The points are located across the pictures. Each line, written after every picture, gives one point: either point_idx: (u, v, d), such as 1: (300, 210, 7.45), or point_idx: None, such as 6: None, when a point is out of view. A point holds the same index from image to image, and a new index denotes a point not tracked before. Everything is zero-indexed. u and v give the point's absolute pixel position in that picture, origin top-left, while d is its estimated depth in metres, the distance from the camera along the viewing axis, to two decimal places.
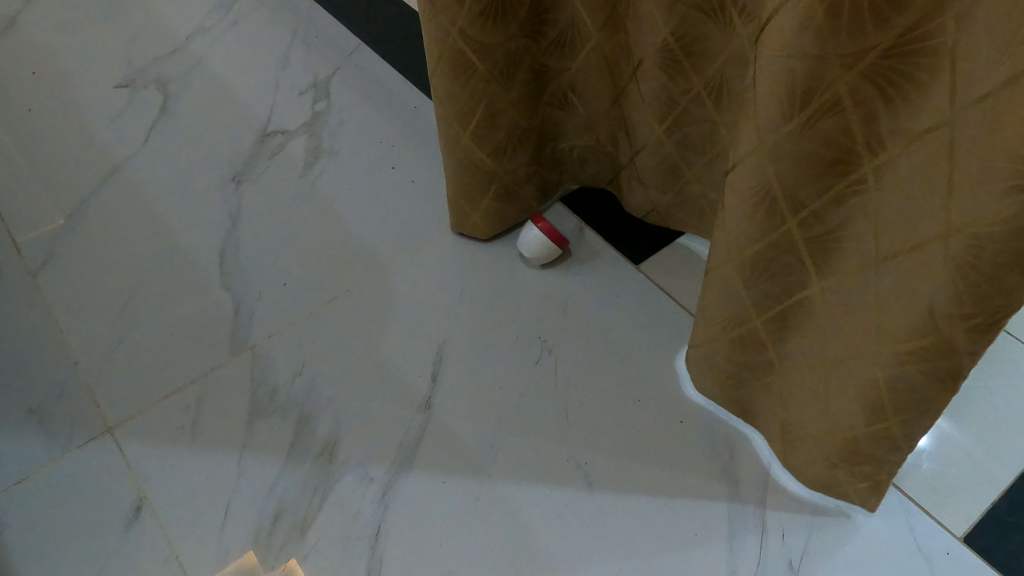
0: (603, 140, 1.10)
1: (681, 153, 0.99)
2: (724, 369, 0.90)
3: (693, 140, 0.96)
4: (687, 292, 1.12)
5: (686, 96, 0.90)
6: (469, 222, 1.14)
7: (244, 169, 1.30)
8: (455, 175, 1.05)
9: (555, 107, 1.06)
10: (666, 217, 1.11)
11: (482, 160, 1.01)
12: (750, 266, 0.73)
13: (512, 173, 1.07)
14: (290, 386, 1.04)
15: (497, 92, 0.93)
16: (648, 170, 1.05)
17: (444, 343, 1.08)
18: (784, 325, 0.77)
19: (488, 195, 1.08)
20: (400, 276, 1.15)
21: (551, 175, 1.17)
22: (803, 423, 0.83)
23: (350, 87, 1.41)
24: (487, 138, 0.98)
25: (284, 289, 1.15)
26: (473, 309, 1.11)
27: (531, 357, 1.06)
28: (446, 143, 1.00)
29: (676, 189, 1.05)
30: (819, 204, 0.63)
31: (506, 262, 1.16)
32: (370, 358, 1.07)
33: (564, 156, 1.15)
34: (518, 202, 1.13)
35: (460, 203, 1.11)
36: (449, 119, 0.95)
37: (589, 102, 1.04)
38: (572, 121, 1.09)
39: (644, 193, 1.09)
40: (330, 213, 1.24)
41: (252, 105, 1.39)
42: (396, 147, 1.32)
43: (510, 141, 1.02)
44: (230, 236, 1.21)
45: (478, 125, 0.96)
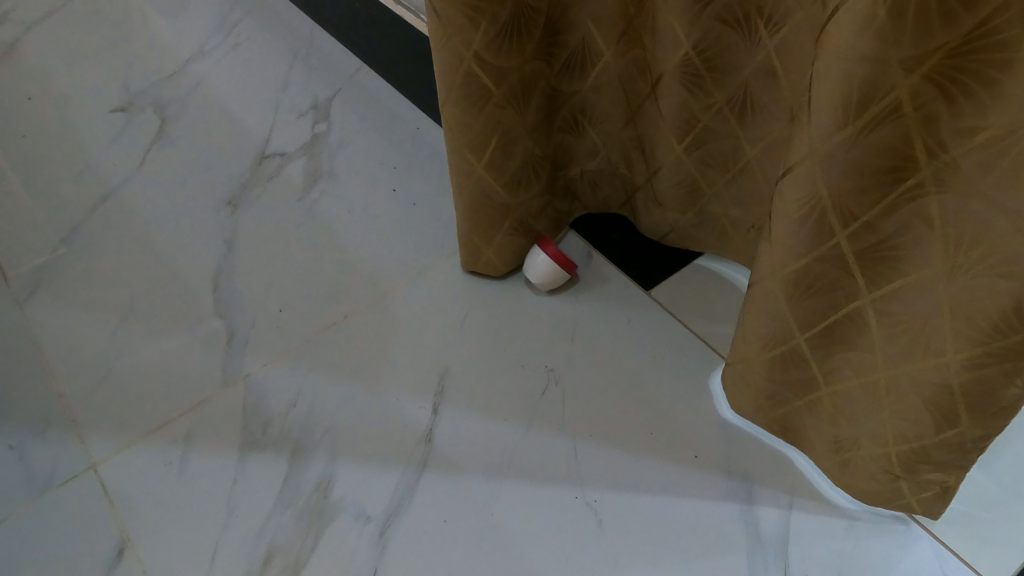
0: (616, 165, 1.06)
1: (703, 172, 0.94)
2: (760, 387, 0.87)
3: (715, 157, 0.92)
4: (701, 319, 1.07)
5: (708, 111, 0.86)
6: (482, 261, 1.08)
7: (239, 194, 1.26)
8: (467, 210, 0.99)
9: (566, 131, 1.02)
10: (684, 238, 1.06)
11: (496, 192, 0.96)
12: (796, 281, 0.71)
13: (526, 204, 1.02)
14: (285, 417, 0.99)
15: (512, 119, 0.88)
16: (667, 192, 1.00)
17: (442, 376, 1.03)
18: (829, 341, 0.75)
19: (502, 228, 1.03)
20: (401, 303, 1.11)
21: (562, 204, 1.12)
22: (856, 439, 0.80)
23: (351, 108, 1.38)
24: (501, 169, 0.93)
25: (278, 317, 1.10)
26: (476, 338, 1.06)
27: (536, 388, 1.01)
28: (457, 177, 0.95)
29: (696, 209, 1.01)
30: (872, 213, 0.61)
31: (512, 288, 1.11)
32: (369, 388, 1.02)
33: (575, 183, 1.10)
34: (531, 235, 1.08)
35: (472, 241, 1.05)
36: (462, 152, 0.90)
37: (601, 125, 1.00)
38: (582, 146, 1.05)
39: (662, 214, 1.05)
40: (328, 237, 1.20)
41: (251, 128, 1.36)
42: (397, 168, 1.28)
43: (525, 171, 0.97)
44: (225, 261, 1.17)
45: (493, 156, 0.91)
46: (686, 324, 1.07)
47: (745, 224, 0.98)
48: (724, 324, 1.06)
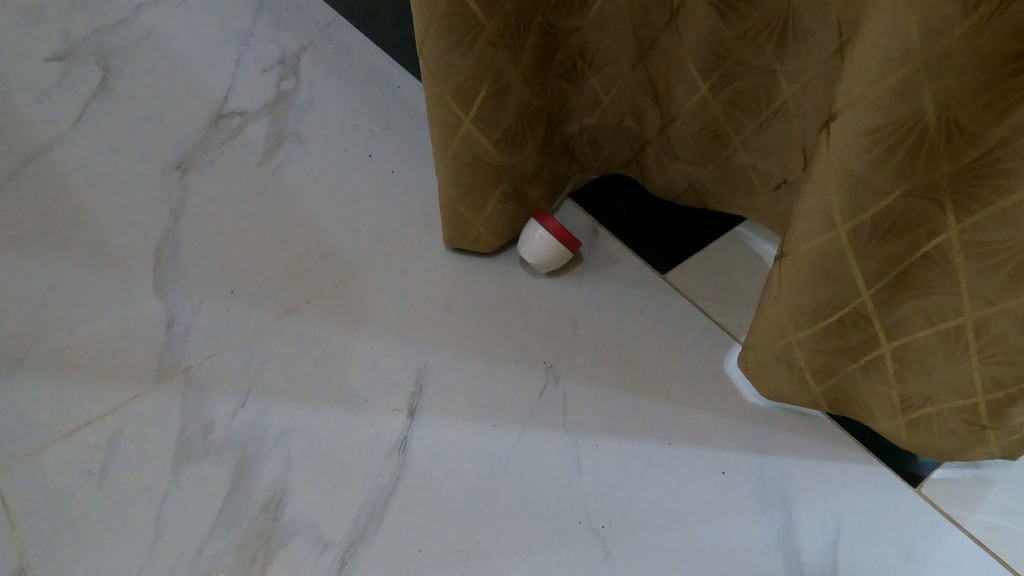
0: (621, 116, 0.90)
1: (730, 116, 0.81)
2: (807, 363, 0.74)
3: (745, 96, 0.78)
4: (724, 307, 0.92)
5: (741, 39, 0.72)
6: (470, 235, 0.92)
7: (189, 156, 1.09)
8: (452, 174, 0.83)
9: (563, 78, 0.86)
10: (705, 195, 0.93)
11: (487, 152, 0.80)
12: (869, 228, 0.58)
13: (521, 165, 0.86)
14: (231, 420, 0.83)
15: (506, 58, 0.72)
16: (686, 141, 0.86)
17: (420, 371, 0.86)
18: (900, 290, 0.64)
19: (494, 195, 0.87)
20: (374, 282, 0.95)
21: (559, 167, 0.96)
22: (930, 394, 0.69)
23: (324, 63, 1.21)
24: (495, 122, 0.77)
25: (228, 299, 0.93)
26: (460, 326, 0.90)
27: (534, 386, 0.85)
28: (442, 134, 0.78)
29: (719, 160, 0.87)
30: (981, 121, 0.49)
31: (504, 267, 0.96)
32: (333, 386, 0.86)
33: (573, 141, 0.94)
34: (526, 202, 0.92)
35: (458, 213, 0.89)
36: (448, 100, 0.73)
37: (603, 68, 0.84)
38: (581, 95, 0.89)
39: (680, 168, 0.91)
40: (291, 208, 1.03)
41: (207, 83, 1.19)
42: (374, 130, 1.12)
43: (520, 125, 0.81)
44: (169, 233, 1.00)
45: (486, 105, 0.75)
46: (707, 312, 0.91)
47: (774, 181, 0.85)
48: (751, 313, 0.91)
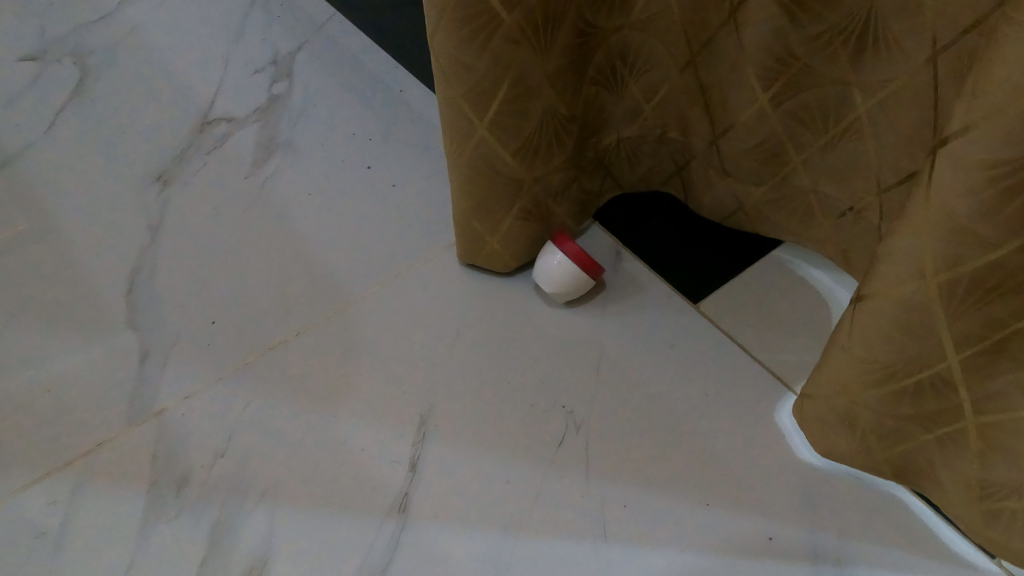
0: (664, 128, 0.81)
1: (792, 130, 0.72)
2: (874, 423, 0.64)
3: (811, 109, 0.69)
4: (766, 341, 0.82)
5: (810, 45, 0.63)
6: (485, 251, 0.83)
7: (170, 167, 0.99)
8: (466, 187, 0.74)
9: (600, 84, 0.77)
10: (756, 218, 0.83)
11: (506, 164, 0.71)
12: (968, 285, 0.48)
13: (546, 180, 0.77)
14: (210, 472, 0.73)
15: (529, 60, 0.62)
16: (739, 157, 0.78)
17: (423, 416, 0.77)
18: (995, 360, 0.53)
19: (511, 211, 0.77)
20: (372, 312, 0.85)
21: (592, 183, 0.87)
22: (1018, 487, 0.58)
23: (319, 64, 1.11)
24: (515, 132, 0.68)
25: (211, 331, 0.84)
26: (469, 363, 0.81)
27: (553, 435, 0.76)
28: (455, 142, 0.68)
29: (775, 180, 0.78)
30: None
31: (518, 294, 0.86)
32: (323, 431, 0.76)
33: (608, 155, 0.85)
34: (550, 219, 0.83)
35: (472, 227, 0.80)
36: (461, 104, 0.64)
37: (646, 73, 0.76)
38: (621, 104, 0.80)
39: (729, 186, 0.82)
40: (281, 226, 0.93)
41: (193, 86, 1.09)
42: (374, 140, 1.02)
43: (543, 137, 0.71)
44: (147, 253, 0.90)
45: (504, 113, 0.65)
46: (746, 348, 0.82)
47: (838, 209, 0.76)
48: (802, 353, 0.81)
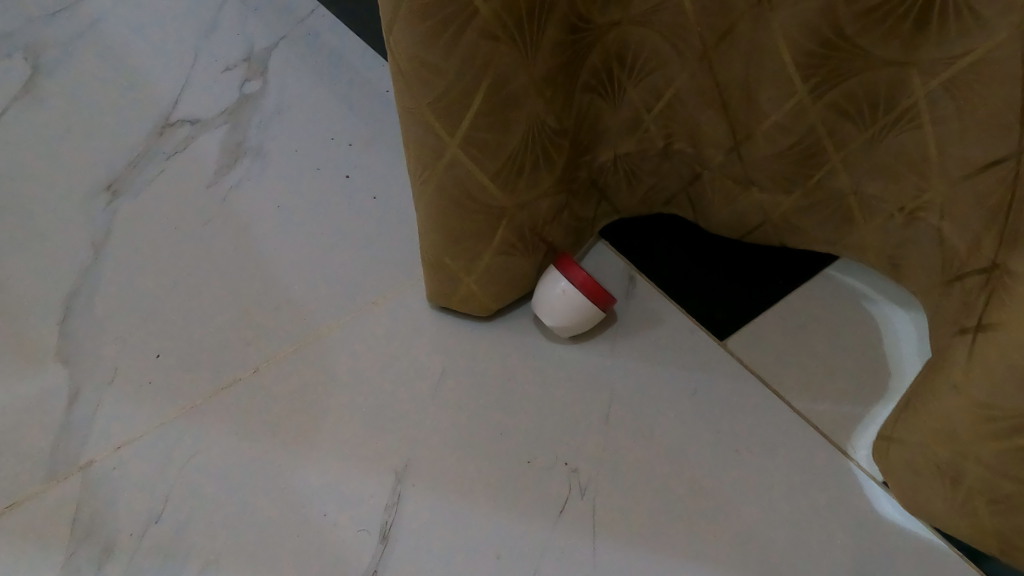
0: (670, 139, 0.70)
1: (832, 126, 0.62)
2: (982, 483, 0.55)
3: (856, 100, 0.59)
4: (807, 385, 0.72)
5: (863, 22, 0.52)
6: (459, 293, 0.71)
7: (123, 174, 0.87)
8: (437, 218, 0.62)
9: (594, 90, 0.66)
10: (784, 230, 0.75)
11: (484, 189, 0.59)
12: None
13: (532, 205, 0.65)
14: (135, 549, 0.62)
15: (512, 61, 0.50)
16: (766, 163, 0.68)
17: (398, 476, 0.66)
18: None
19: (492, 244, 0.65)
20: (343, 346, 0.74)
21: (585, 208, 0.76)
22: None
23: (298, 61, 0.99)
24: (492, 148, 0.56)
25: (154, 365, 0.72)
26: (452, 410, 0.70)
27: (552, 502, 0.66)
28: (421, 161, 0.57)
29: (808, 186, 0.69)
30: None
31: (512, 330, 0.75)
32: (277, 495, 0.65)
33: (602, 173, 0.74)
34: (541, 250, 0.71)
35: (446, 265, 0.67)
36: (427, 116, 0.52)
37: (649, 74, 0.64)
38: (618, 112, 0.69)
39: (752, 199, 0.73)
40: (244, 243, 0.82)
41: (154, 83, 0.96)
42: (354, 146, 0.91)
43: (529, 154, 0.59)
44: (86, 274, 0.79)
45: (483, 126, 0.53)
46: (785, 400, 0.72)
47: (886, 210, 0.68)
48: (858, 405, 0.71)
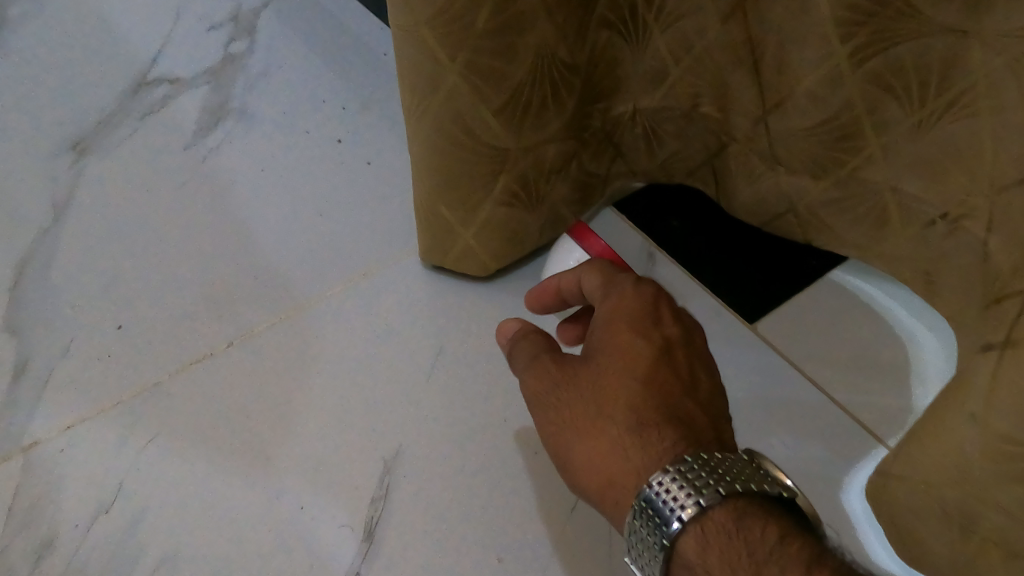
0: (697, 100, 0.63)
1: (873, 102, 0.53)
2: (997, 533, 0.47)
3: (903, 71, 0.50)
4: (843, 376, 0.65)
5: None
6: (456, 250, 0.64)
7: (90, 134, 0.79)
8: (433, 162, 0.55)
9: (614, 28, 0.58)
10: (812, 224, 0.67)
11: (485, 127, 0.52)
12: None
13: (537, 152, 0.58)
14: (78, 543, 0.54)
15: None
16: (794, 142, 0.60)
17: (388, 465, 0.58)
18: None
19: (493, 195, 0.59)
20: (329, 320, 0.66)
21: (598, 165, 0.68)
22: None
23: (290, 20, 0.91)
24: (497, 78, 0.49)
25: (114, 338, 0.64)
26: (451, 394, 0.62)
27: (563, 499, 0.58)
28: (417, 93, 0.49)
29: (840, 173, 0.61)
30: None
31: (516, 307, 0.67)
32: (247, 484, 0.57)
33: (619, 130, 0.67)
34: (545, 206, 0.64)
35: (442, 216, 0.60)
36: (427, 40, 0.45)
37: (677, 20, 0.56)
38: (640, 62, 0.61)
39: (778, 183, 0.65)
40: (221, 209, 0.74)
41: (130, 39, 0.88)
42: (348, 110, 0.83)
43: (537, 89, 0.52)
44: (43, 238, 0.71)
45: (488, 51, 0.46)
46: (821, 385, 0.65)
47: (927, 215, 0.58)
48: (891, 395, 0.64)
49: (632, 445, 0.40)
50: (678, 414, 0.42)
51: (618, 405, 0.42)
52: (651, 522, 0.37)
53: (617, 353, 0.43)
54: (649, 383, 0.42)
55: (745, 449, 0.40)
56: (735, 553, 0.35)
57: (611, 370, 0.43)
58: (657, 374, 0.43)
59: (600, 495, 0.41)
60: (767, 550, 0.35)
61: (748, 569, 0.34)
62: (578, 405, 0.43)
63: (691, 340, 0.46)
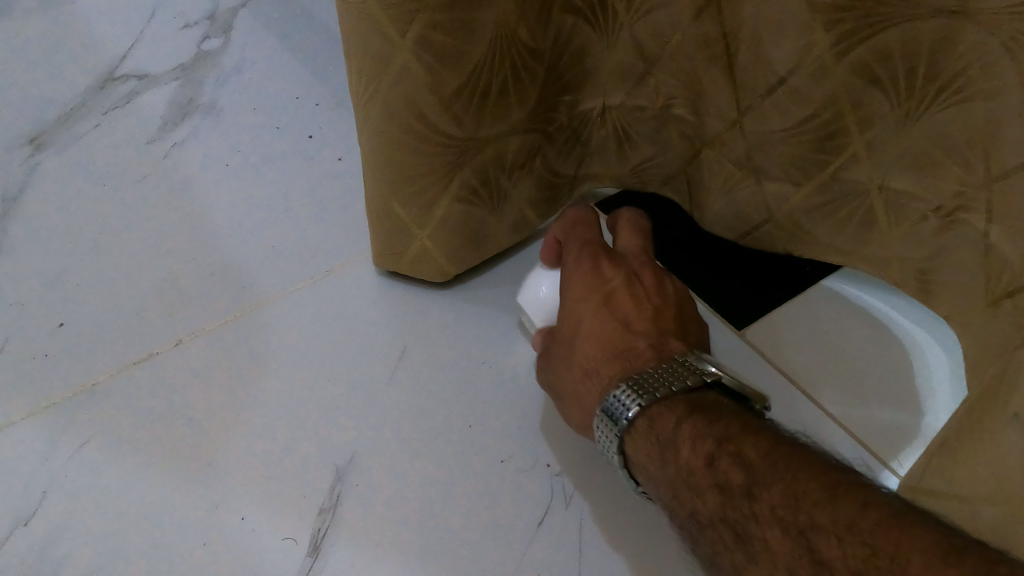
0: (669, 101, 0.59)
1: (857, 95, 0.49)
2: None
3: (890, 60, 0.46)
4: (836, 387, 0.61)
5: None
6: (410, 253, 0.60)
7: (50, 129, 0.76)
8: (386, 154, 0.50)
9: (580, 13, 0.53)
10: (791, 234, 0.62)
11: (439, 115, 0.48)
12: None
13: (497, 143, 0.54)
14: None
15: None
16: (771, 143, 0.56)
17: (340, 473, 0.54)
18: None
19: (450, 189, 0.54)
20: (287, 319, 0.62)
21: (565, 164, 0.64)
22: None
23: (266, 18, 0.88)
24: (453, 58, 0.45)
25: (53, 336, 0.60)
26: (412, 399, 0.57)
27: (529, 512, 0.53)
28: (364, 76, 0.45)
29: (824, 176, 0.56)
30: None
31: (485, 307, 0.63)
32: (185, 491, 0.52)
33: (586, 127, 0.63)
34: (506, 203, 0.60)
35: (394, 215, 0.56)
36: (375, 12, 0.41)
37: (649, 11, 0.53)
38: (611, 55, 0.57)
39: (755, 192, 0.61)
40: (178, 204, 0.70)
41: (101, 34, 0.85)
42: (322, 106, 0.80)
43: (498, 73, 0.49)
44: None
45: (441, 27, 0.43)
46: (820, 402, 0.60)
47: (919, 210, 0.54)
48: (894, 413, 0.59)
49: (588, 382, 0.49)
50: (621, 345, 0.49)
51: (573, 356, 0.50)
52: (604, 431, 0.46)
53: (566, 315, 0.52)
54: (595, 332, 0.50)
55: (682, 353, 0.47)
56: (655, 448, 0.42)
57: (564, 332, 0.52)
58: (600, 327, 0.50)
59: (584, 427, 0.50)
60: (671, 435, 0.42)
61: (659, 456, 0.42)
62: (549, 369, 0.52)
63: (632, 279, 0.53)
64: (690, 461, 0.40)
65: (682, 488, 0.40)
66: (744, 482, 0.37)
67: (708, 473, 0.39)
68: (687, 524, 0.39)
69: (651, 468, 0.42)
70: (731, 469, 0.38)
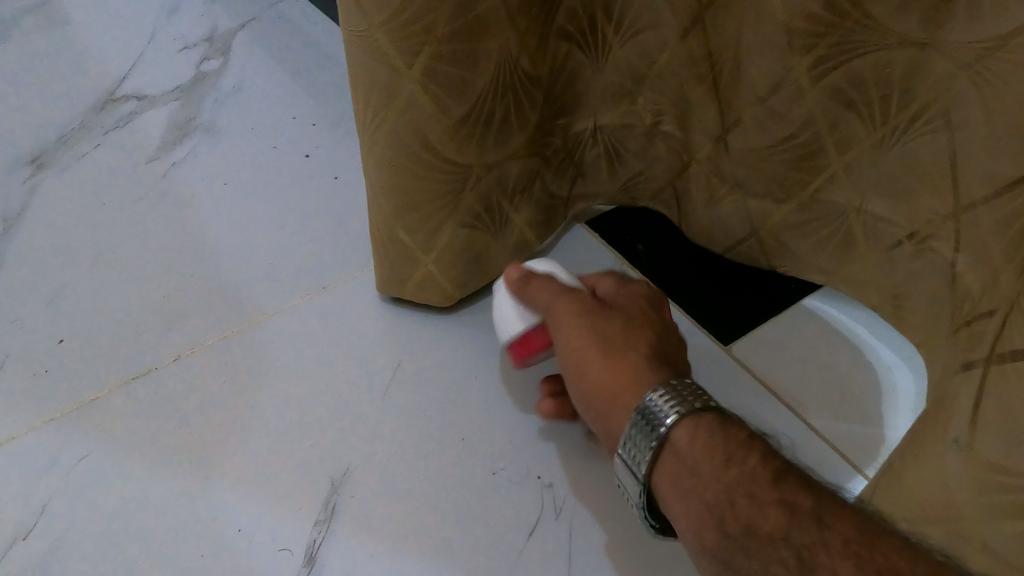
0: (658, 117, 0.61)
1: (834, 119, 0.52)
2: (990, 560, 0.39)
3: (864, 85, 0.49)
4: (821, 403, 0.62)
5: None
6: (416, 278, 0.61)
7: (51, 148, 0.77)
8: (394, 180, 0.52)
9: (574, 39, 0.56)
10: (774, 247, 0.64)
11: (446, 141, 0.50)
12: None
13: (500, 167, 0.56)
14: None
15: None
16: (753, 161, 0.58)
17: (334, 486, 0.55)
18: None
19: (455, 213, 0.56)
20: (284, 335, 0.63)
21: (560, 186, 0.66)
22: None
23: (264, 40, 0.90)
24: (459, 87, 0.47)
25: (55, 351, 0.61)
26: (405, 414, 0.59)
27: (519, 524, 0.54)
28: (371, 105, 0.47)
29: (805, 194, 0.58)
30: None
31: (478, 324, 0.65)
32: (182, 504, 0.54)
33: (580, 148, 0.65)
34: (507, 224, 0.62)
35: (399, 240, 0.57)
36: (382, 45, 0.43)
37: (638, 34, 0.55)
38: (601, 77, 0.60)
39: (738, 204, 0.63)
40: (177, 222, 0.72)
41: (102, 56, 0.87)
42: (318, 126, 0.81)
43: (500, 99, 0.51)
44: None
45: (446, 58, 0.44)
46: (801, 413, 0.62)
47: (893, 234, 0.56)
48: (869, 425, 0.61)
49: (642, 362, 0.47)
50: (673, 361, 0.49)
51: (634, 333, 0.48)
52: (638, 426, 0.43)
53: (631, 305, 0.51)
54: (656, 335, 0.49)
55: None
56: (714, 451, 0.41)
57: (630, 312, 0.50)
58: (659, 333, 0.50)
59: (607, 398, 0.46)
60: (739, 444, 0.42)
61: (720, 459, 0.41)
62: (603, 326, 0.48)
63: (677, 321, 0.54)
64: (759, 473, 0.40)
65: (740, 496, 0.39)
66: (813, 507, 0.39)
67: (774, 488, 0.39)
68: (737, 533, 0.39)
69: (702, 468, 0.41)
70: (799, 492, 0.39)
